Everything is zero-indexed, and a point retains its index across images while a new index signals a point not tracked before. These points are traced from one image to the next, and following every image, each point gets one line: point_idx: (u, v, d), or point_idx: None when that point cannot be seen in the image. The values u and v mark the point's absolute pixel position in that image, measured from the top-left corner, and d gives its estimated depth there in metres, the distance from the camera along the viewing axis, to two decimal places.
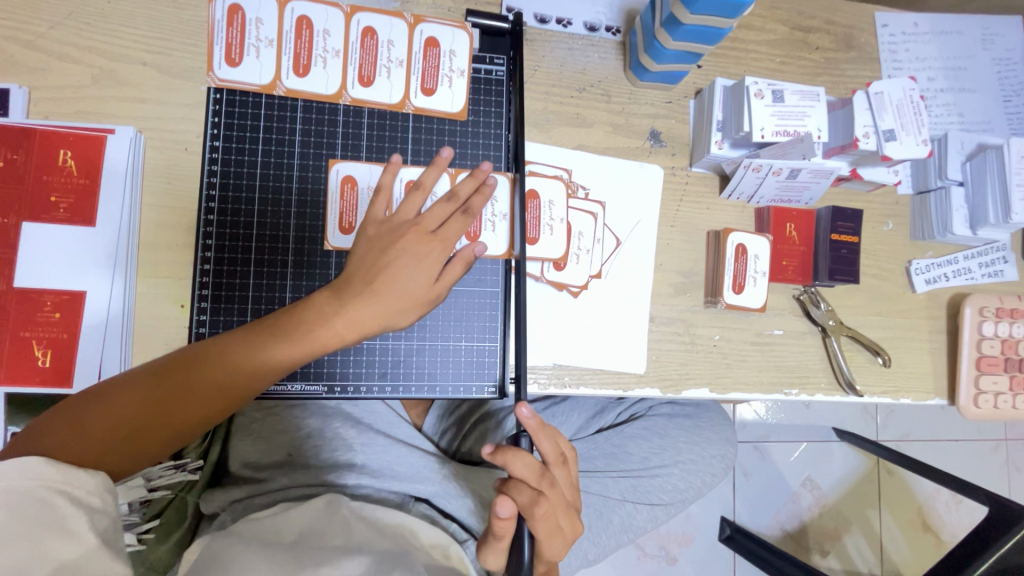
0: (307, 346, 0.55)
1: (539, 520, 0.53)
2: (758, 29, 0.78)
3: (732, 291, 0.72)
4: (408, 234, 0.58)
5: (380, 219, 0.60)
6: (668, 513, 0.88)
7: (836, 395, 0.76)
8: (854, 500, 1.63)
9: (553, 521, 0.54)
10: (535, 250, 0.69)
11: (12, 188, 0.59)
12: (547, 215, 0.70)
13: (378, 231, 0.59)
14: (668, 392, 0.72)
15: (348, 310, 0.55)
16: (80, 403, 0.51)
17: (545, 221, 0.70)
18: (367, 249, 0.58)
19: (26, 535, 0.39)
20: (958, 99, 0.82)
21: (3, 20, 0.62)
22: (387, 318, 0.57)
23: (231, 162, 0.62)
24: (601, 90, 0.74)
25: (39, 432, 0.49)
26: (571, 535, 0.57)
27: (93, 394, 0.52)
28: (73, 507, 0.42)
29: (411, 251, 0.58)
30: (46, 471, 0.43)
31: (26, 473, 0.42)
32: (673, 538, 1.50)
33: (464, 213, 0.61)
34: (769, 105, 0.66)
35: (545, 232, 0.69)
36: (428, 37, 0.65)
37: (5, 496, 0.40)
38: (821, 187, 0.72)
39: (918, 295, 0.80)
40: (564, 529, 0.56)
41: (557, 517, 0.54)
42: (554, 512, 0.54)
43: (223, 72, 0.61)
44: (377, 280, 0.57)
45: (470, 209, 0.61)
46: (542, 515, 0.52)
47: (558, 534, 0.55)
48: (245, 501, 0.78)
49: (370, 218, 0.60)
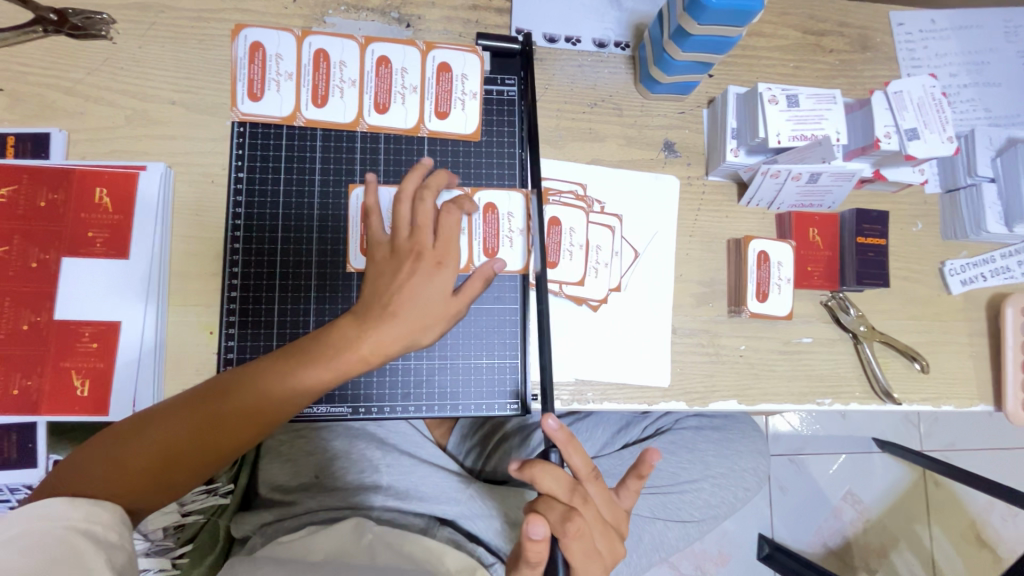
0: (338, 371, 0.56)
1: (572, 538, 0.48)
2: (769, 35, 0.77)
3: (756, 299, 0.70)
4: (411, 253, 0.58)
5: (381, 239, 0.60)
6: (701, 531, 0.86)
7: (871, 403, 0.74)
8: (900, 514, 1.55)
9: (589, 541, 0.49)
10: (556, 274, 0.69)
11: (52, 226, 0.62)
12: (567, 242, 0.70)
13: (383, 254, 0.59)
14: (695, 405, 0.71)
15: (372, 334, 0.56)
16: (118, 436, 0.53)
17: (565, 246, 0.70)
18: (377, 271, 0.58)
19: (47, 572, 0.43)
20: (983, 94, 0.80)
21: (46, 70, 0.66)
22: (410, 338, 0.57)
23: (255, 192, 0.64)
24: (612, 104, 0.74)
25: (83, 468, 0.51)
26: (611, 560, 0.51)
27: (128, 428, 0.53)
28: (91, 543, 0.46)
29: (415, 268, 0.58)
30: (67, 510, 0.47)
31: (52, 515, 0.46)
32: (709, 556, 1.45)
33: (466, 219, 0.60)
34: (784, 110, 0.65)
35: (566, 257, 0.69)
36: (440, 63, 0.67)
37: (29, 537, 0.44)
38: (844, 189, 0.71)
39: (954, 297, 0.77)
40: (603, 554, 0.50)
41: (592, 536, 0.49)
42: (589, 531, 0.49)
43: (246, 106, 0.64)
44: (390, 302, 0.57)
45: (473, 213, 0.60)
46: (575, 534, 0.48)
47: (596, 558, 0.49)
48: (275, 524, 0.79)
49: (372, 240, 0.60)
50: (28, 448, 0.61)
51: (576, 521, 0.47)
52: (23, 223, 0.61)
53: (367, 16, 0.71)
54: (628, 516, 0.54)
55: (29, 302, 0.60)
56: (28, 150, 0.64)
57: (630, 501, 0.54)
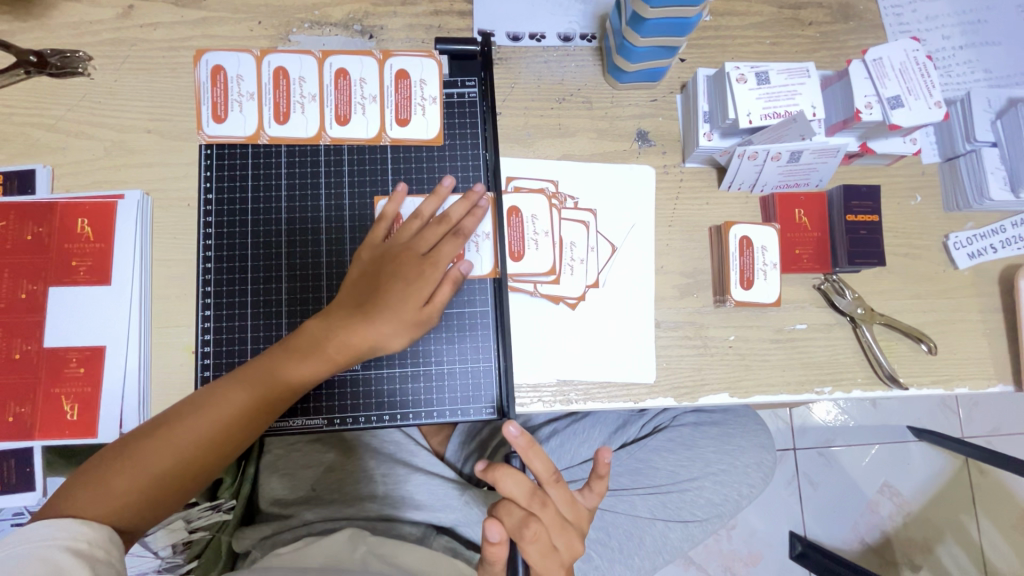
0: (320, 365, 0.58)
1: (529, 542, 0.50)
2: (742, 13, 0.75)
3: (740, 287, 0.68)
4: (400, 257, 0.60)
5: (377, 242, 0.62)
6: (705, 531, 0.83)
7: (876, 389, 0.69)
8: (942, 506, 1.46)
9: (546, 543, 0.51)
10: (523, 267, 0.68)
11: (39, 258, 0.64)
12: (531, 231, 0.68)
13: (374, 257, 0.61)
14: (684, 401, 0.68)
15: (341, 334, 0.58)
16: (102, 463, 0.53)
17: (528, 236, 0.68)
18: (363, 274, 0.61)
19: None
20: (981, 55, 0.75)
21: (29, 109, 0.69)
22: (376, 339, 0.58)
23: (224, 212, 0.66)
24: (581, 98, 0.73)
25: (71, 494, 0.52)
26: (570, 558, 0.53)
27: (111, 454, 0.54)
28: (75, 558, 0.48)
29: (400, 274, 0.59)
30: (52, 530, 0.48)
31: (37, 536, 0.48)
32: (737, 557, 1.40)
33: (455, 235, 0.62)
34: (753, 88, 0.63)
35: (530, 246, 0.68)
36: (398, 70, 0.68)
37: (14, 558, 0.46)
38: (830, 166, 0.67)
39: (962, 272, 0.72)
40: (561, 551, 0.52)
41: (550, 538, 0.51)
42: (547, 534, 0.51)
43: (211, 129, 0.66)
44: (370, 304, 0.58)
45: (461, 230, 0.62)
46: (531, 538, 0.50)
47: (554, 558, 0.51)
48: (273, 537, 0.80)
49: (367, 243, 0.63)
50: (26, 472, 0.63)
51: (532, 526, 0.50)
52: (12, 256, 0.64)
53: (330, 32, 0.72)
54: (591, 513, 0.56)
55: (20, 331, 0.63)
56: (15, 187, 0.67)
57: (593, 501, 0.56)
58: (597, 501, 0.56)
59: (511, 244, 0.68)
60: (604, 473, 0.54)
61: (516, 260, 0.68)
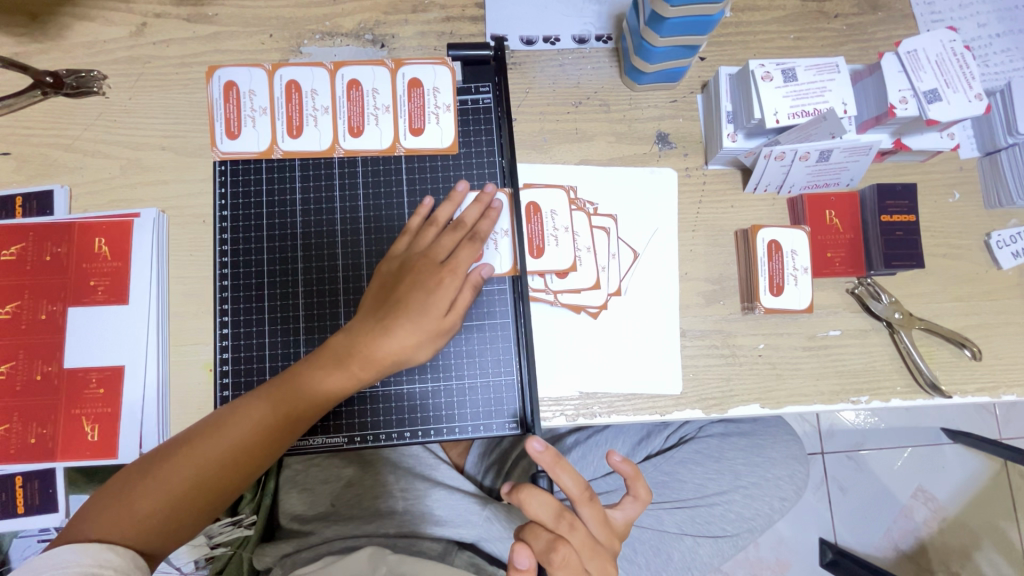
0: (340, 380, 0.56)
1: (558, 569, 0.46)
2: (765, 8, 0.72)
3: (770, 293, 0.65)
4: (419, 265, 0.59)
5: (397, 254, 0.62)
6: (735, 544, 0.80)
7: (917, 398, 0.66)
8: (982, 511, 1.40)
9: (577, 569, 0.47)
10: (567, 284, 0.66)
11: (58, 278, 0.65)
12: (550, 227, 0.66)
13: (393, 268, 0.60)
14: (713, 413, 0.65)
15: (364, 347, 0.56)
16: (127, 481, 0.53)
17: (549, 231, 0.66)
18: (383, 286, 0.60)
19: None
20: (1020, 42, 0.71)
21: (46, 130, 0.69)
22: (399, 350, 0.56)
23: (240, 228, 0.65)
24: (598, 101, 0.71)
25: (92, 515, 0.51)
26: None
27: (133, 473, 0.53)
28: None
29: (421, 281, 0.58)
30: (77, 557, 0.48)
31: (64, 562, 0.47)
32: (766, 565, 1.36)
33: (472, 239, 0.61)
34: (780, 86, 0.60)
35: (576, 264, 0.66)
36: (410, 79, 0.67)
37: None
38: (862, 164, 0.64)
39: (1006, 272, 0.68)
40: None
41: (582, 563, 0.47)
42: (578, 559, 0.47)
43: (225, 145, 0.66)
44: (390, 316, 0.57)
45: (477, 235, 0.61)
46: (560, 564, 0.46)
47: None
48: (294, 555, 0.79)
49: (390, 256, 0.62)
50: (48, 493, 0.63)
51: (560, 550, 0.46)
52: (33, 277, 0.64)
53: (342, 42, 0.71)
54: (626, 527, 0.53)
55: (41, 352, 0.63)
56: (34, 208, 0.67)
57: (636, 510, 0.53)
58: (639, 509, 0.53)
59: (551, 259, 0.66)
60: (636, 472, 0.51)
61: (561, 278, 0.66)
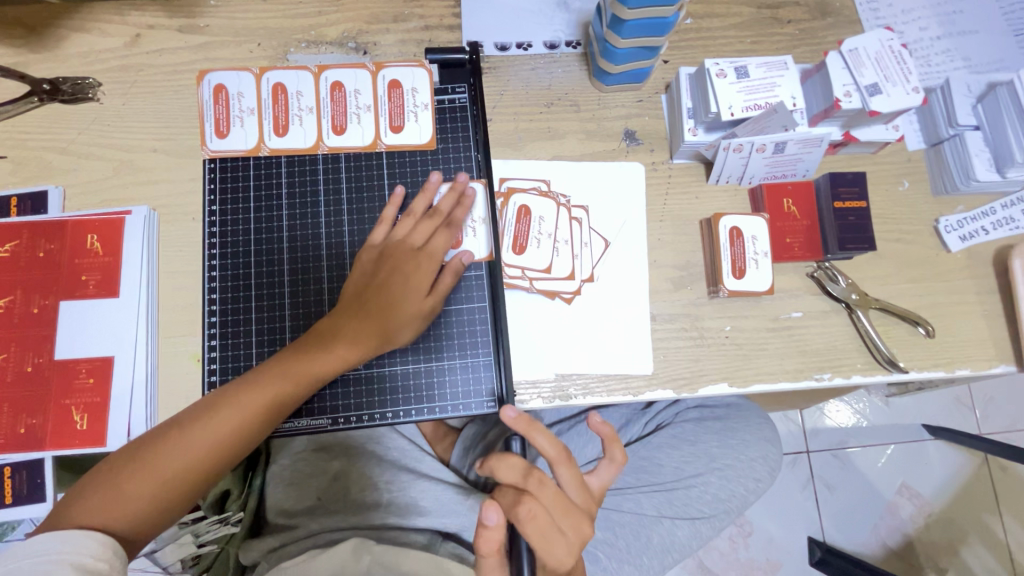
0: (330, 363, 0.59)
1: (527, 522, 0.48)
2: (722, 15, 0.77)
3: (733, 276, 0.68)
4: (400, 254, 0.62)
5: (376, 244, 0.65)
6: (713, 527, 0.82)
7: (877, 375, 0.69)
8: (965, 505, 1.42)
9: (546, 524, 0.49)
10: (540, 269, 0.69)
11: (50, 273, 0.67)
12: (537, 230, 0.70)
13: (374, 257, 0.63)
14: (684, 392, 0.68)
15: (349, 333, 0.60)
16: (113, 478, 0.54)
17: (534, 234, 0.70)
18: (363, 274, 0.63)
19: None
20: (958, 44, 0.77)
21: (42, 135, 0.72)
22: (385, 335, 0.60)
23: (227, 222, 0.68)
24: (569, 101, 0.75)
25: (82, 500, 0.53)
26: (579, 542, 0.51)
27: (115, 473, 0.54)
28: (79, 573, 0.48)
29: (402, 269, 0.62)
30: (57, 545, 0.49)
31: (43, 550, 0.48)
32: (756, 566, 1.37)
33: (447, 227, 0.65)
34: (734, 82, 0.65)
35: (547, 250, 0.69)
36: (390, 80, 0.71)
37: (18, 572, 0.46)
38: (816, 155, 0.68)
39: (955, 254, 0.72)
40: (567, 533, 0.50)
41: (552, 518, 0.49)
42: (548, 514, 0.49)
43: (214, 144, 0.69)
44: (373, 305, 0.60)
45: (453, 222, 0.65)
46: (528, 516, 0.48)
47: (559, 538, 0.49)
48: (280, 549, 0.80)
49: (368, 245, 0.65)
50: (36, 483, 0.64)
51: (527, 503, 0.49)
52: (26, 273, 0.67)
53: (326, 49, 0.75)
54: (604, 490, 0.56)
55: (32, 345, 0.65)
56: (29, 208, 0.70)
57: (612, 473, 0.56)
58: (614, 471, 0.56)
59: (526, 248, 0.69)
60: (613, 435, 0.55)
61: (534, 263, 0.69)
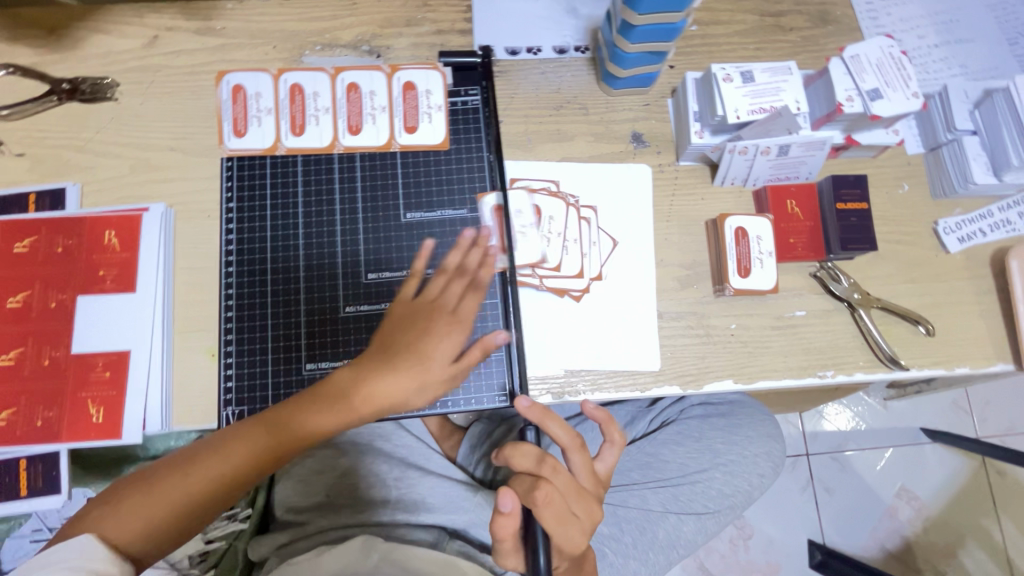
0: (343, 414, 0.56)
1: (543, 506, 0.50)
2: (726, 22, 0.79)
3: (738, 275, 0.70)
4: (430, 314, 0.60)
5: (408, 298, 0.62)
6: (718, 523, 0.83)
7: (878, 372, 0.71)
8: (963, 508, 1.44)
9: (561, 508, 0.51)
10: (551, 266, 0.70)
11: (68, 269, 0.68)
12: (547, 229, 0.71)
13: (403, 312, 0.60)
14: (690, 388, 0.69)
15: (366, 385, 0.56)
16: (126, 496, 0.52)
17: (545, 233, 0.71)
18: (392, 324, 0.60)
19: None
20: (955, 51, 0.79)
21: (60, 133, 0.74)
22: (400, 397, 0.57)
23: (244, 218, 0.69)
24: (577, 104, 0.77)
25: (92, 517, 0.51)
26: (590, 523, 0.53)
27: (110, 501, 0.52)
28: None
29: (433, 330, 0.59)
30: (72, 555, 0.47)
31: (57, 559, 0.47)
32: (757, 568, 1.38)
33: (474, 287, 0.63)
34: (740, 86, 0.67)
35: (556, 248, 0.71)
36: (405, 82, 0.73)
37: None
38: (818, 158, 0.70)
39: (954, 255, 0.74)
40: (580, 517, 0.52)
41: (566, 503, 0.51)
42: (562, 499, 0.51)
43: (233, 143, 0.71)
44: (401, 356, 0.57)
45: (478, 282, 0.63)
46: (545, 501, 0.50)
47: (573, 523, 0.51)
48: (289, 545, 0.80)
49: (399, 298, 0.63)
50: (51, 476, 0.65)
51: (543, 488, 0.50)
52: (44, 268, 0.68)
53: (340, 52, 0.77)
54: (609, 474, 0.59)
55: (49, 339, 0.66)
56: (47, 205, 0.71)
57: (615, 455, 0.59)
58: (616, 454, 0.59)
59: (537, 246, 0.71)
60: (608, 418, 0.58)
61: (544, 261, 0.70)
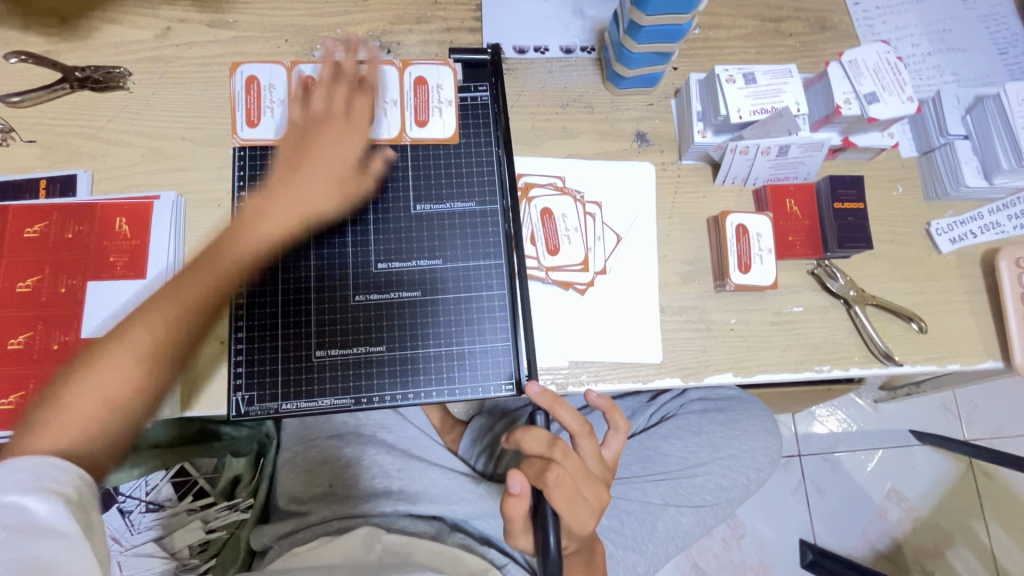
0: (224, 268, 0.59)
1: (553, 487, 0.51)
2: (729, 26, 0.82)
3: (739, 271, 0.71)
4: (321, 125, 0.66)
5: (297, 120, 0.67)
6: (716, 516, 0.84)
7: (873, 367, 0.73)
8: (951, 509, 1.46)
9: (572, 489, 0.52)
10: (558, 260, 0.72)
11: (78, 254, 0.68)
12: (563, 227, 0.73)
13: (294, 133, 0.66)
14: (691, 380, 0.71)
15: (254, 209, 0.62)
16: (42, 419, 0.51)
17: (562, 232, 0.73)
18: (290, 142, 0.65)
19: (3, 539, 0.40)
20: (948, 59, 0.82)
21: (71, 121, 0.74)
22: (308, 202, 0.63)
23: (255, 206, 0.70)
24: (583, 103, 0.79)
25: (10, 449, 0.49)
26: (599, 506, 0.55)
27: (33, 424, 0.50)
28: (49, 498, 0.43)
29: (327, 140, 0.65)
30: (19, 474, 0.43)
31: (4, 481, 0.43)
32: (749, 567, 1.39)
33: (363, 89, 0.68)
34: (742, 87, 0.69)
35: (564, 241, 0.72)
36: (416, 77, 0.74)
37: None
38: (816, 159, 0.73)
39: (946, 256, 0.76)
40: (589, 499, 0.54)
41: (576, 486, 0.53)
42: (572, 481, 0.53)
43: (245, 133, 0.71)
44: (306, 166, 0.64)
45: (365, 84, 0.68)
46: (555, 483, 0.51)
47: (582, 504, 0.53)
48: (291, 535, 0.81)
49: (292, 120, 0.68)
50: None
51: (554, 470, 0.52)
52: (54, 253, 0.68)
53: None
54: (616, 459, 0.62)
55: (59, 324, 0.66)
56: (58, 191, 0.71)
57: (621, 441, 0.62)
58: (622, 441, 0.62)
59: (547, 239, 0.72)
60: (612, 405, 0.61)
61: (552, 254, 0.72)
